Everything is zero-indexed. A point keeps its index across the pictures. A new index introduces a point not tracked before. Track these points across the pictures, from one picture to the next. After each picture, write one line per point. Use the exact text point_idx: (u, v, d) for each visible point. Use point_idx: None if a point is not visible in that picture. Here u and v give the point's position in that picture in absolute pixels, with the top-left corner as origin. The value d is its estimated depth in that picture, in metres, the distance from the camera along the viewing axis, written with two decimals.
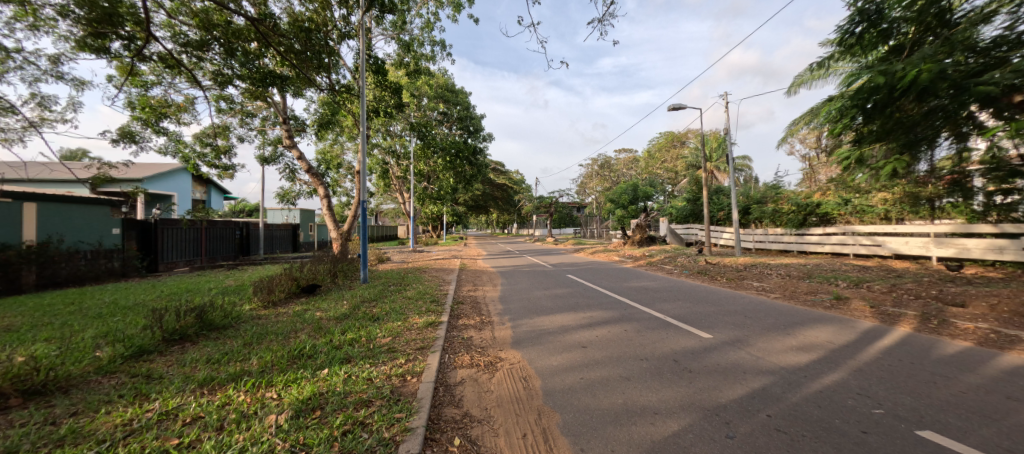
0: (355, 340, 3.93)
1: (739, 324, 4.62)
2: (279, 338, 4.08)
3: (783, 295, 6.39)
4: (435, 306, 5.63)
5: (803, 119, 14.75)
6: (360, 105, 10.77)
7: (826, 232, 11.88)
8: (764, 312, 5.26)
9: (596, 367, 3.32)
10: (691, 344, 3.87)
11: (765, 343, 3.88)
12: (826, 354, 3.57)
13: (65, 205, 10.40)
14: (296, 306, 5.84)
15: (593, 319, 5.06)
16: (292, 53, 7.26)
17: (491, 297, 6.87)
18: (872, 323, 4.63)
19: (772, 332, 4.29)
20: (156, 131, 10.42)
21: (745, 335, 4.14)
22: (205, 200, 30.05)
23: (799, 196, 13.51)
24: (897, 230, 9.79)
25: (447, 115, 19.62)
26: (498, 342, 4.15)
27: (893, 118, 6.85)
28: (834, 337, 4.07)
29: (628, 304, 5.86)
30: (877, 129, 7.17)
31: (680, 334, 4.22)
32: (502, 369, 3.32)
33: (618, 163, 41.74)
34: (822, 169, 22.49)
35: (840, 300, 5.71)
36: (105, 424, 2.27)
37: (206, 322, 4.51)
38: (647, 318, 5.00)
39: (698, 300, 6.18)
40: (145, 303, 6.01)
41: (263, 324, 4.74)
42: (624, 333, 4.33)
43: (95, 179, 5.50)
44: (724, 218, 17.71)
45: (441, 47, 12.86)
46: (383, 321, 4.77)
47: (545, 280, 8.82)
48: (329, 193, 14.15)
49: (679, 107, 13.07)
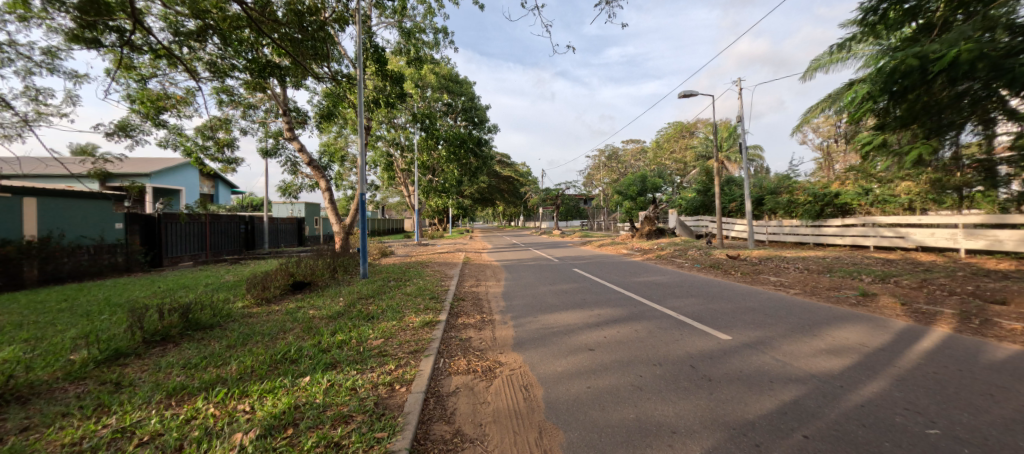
0: (344, 342, 3.65)
1: (759, 323, 4.25)
2: (265, 339, 3.82)
3: (804, 291, 5.98)
4: (434, 304, 5.33)
5: (820, 104, 14.17)
6: (360, 95, 10.46)
7: (845, 224, 11.32)
8: (786, 311, 4.88)
9: (604, 374, 3.00)
10: (710, 346, 3.51)
11: (790, 346, 3.53)
12: (860, 359, 3.20)
13: (65, 200, 10.30)
14: (290, 303, 5.60)
15: (600, 318, 4.73)
16: (291, 41, 7.01)
17: (493, 293, 6.57)
18: (905, 323, 4.24)
19: (796, 332, 3.92)
20: (156, 125, 10.36)
21: (767, 336, 3.77)
22: (212, 195, 30.23)
23: (815, 186, 12.94)
24: (922, 221, 9.29)
25: (450, 106, 19.31)
26: (498, 343, 3.84)
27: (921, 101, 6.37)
28: (866, 339, 3.69)
29: (638, 301, 5.50)
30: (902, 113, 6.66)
31: (696, 333, 3.87)
32: (501, 376, 3.02)
33: (625, 154, 41.00)
34: (837, 158, 21.74)
35: (867, 297, 5.30)
36: (51, 444, 2.02)
37: (192, 322, 4.28)
38: (660, 317, 4.63)
39: (713, 296, 5.79)
40: (139, 299, 5.83)
41: (252, 323, 4.50)
42: (634, 334, 3.99)
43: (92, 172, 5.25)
44: (736, 209, 17.18)
45: (444, 34, 12.50)
46: (377, 320, 4.49)
47: (550, 275, 8.48)
48: (330, 186, 13.94)
49: (692, 94, 12.58)
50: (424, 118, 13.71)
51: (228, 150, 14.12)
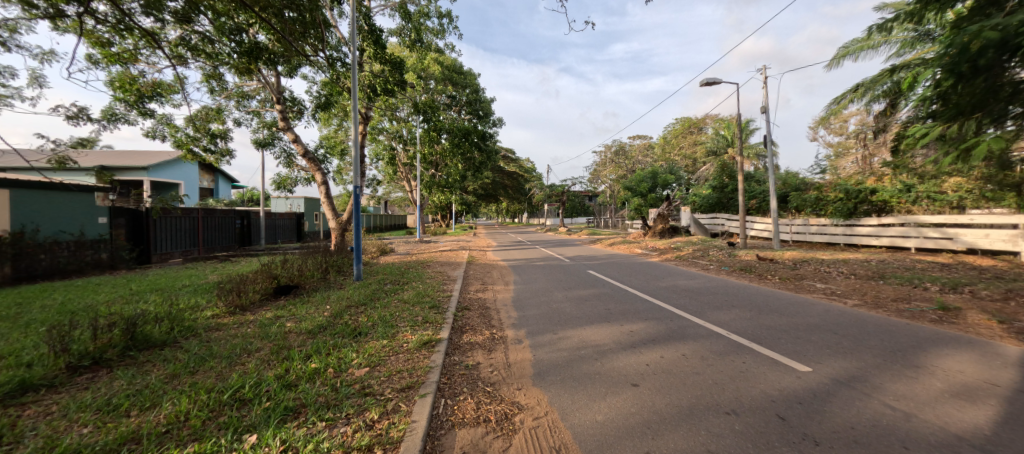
0: (317, 372, 2.84)
1: (837, 348, 3.43)
2: (221, 366, 3.05)
3: (865, 302, 5.12)
4: (434, 316, 4.52)
5: (851, 95, 13.21)
6: (356, 80, 9.67)
7: (882, 223, 10.40)
8: (859, 329, 4.04)
9: (665, 431, 2.18)
10: (792, 385, 2.70)
11: (897, 385, 2.71)
12: (1005, 408, 2.38)
13: (39, 193, 9.54)
14: (268, 312, 4.83)
15: (635, 335, 3.92)
16: (282, 21, 6.30)
17: (503, 301, 5.77)
18: (1019, 349, 3.40)
19: (892, 363, 3.09)
20: (144, 115, 9.79)
21: (858, 370, 2.95)
22: (211, 189, 29.79)
23: (847, 182, 12.01)
24: (974, 221, 8.39)
25: (455, 98, 18.62)
26: (514, 374, 3.03)
27: (987, 86, 5.09)
28: (989, 374, 2.87)
29: (674, 314, 4.68)
30: (964, 101, 5.37)
31: (765, 364, 3.07)
32: (522, 431, 2.21)
33: (633, 149, 39.77)
34: (858, 154, 20.77)
35: (950, 312, 4.43)
36: None
37: (137, 341, 3.50)
38: (708, 335, 3.83)
39: (760, 308, 4.97)
40: (99, 305, 5.09)
41: (215, 340, 3.74)
42: (683, 361, 3.17)
43: (53, 157, 4.38)
44: (755, 206, 16.28)
45: (449, 19, 11.74)
46: (364, 338, 3.70)
47: (564, 278, 7.67)
48: (326, 180, 13.17)
49: (715, 82, 11.66)
50: (426, 108, 12.86)
51: (222, 142, 13.44)
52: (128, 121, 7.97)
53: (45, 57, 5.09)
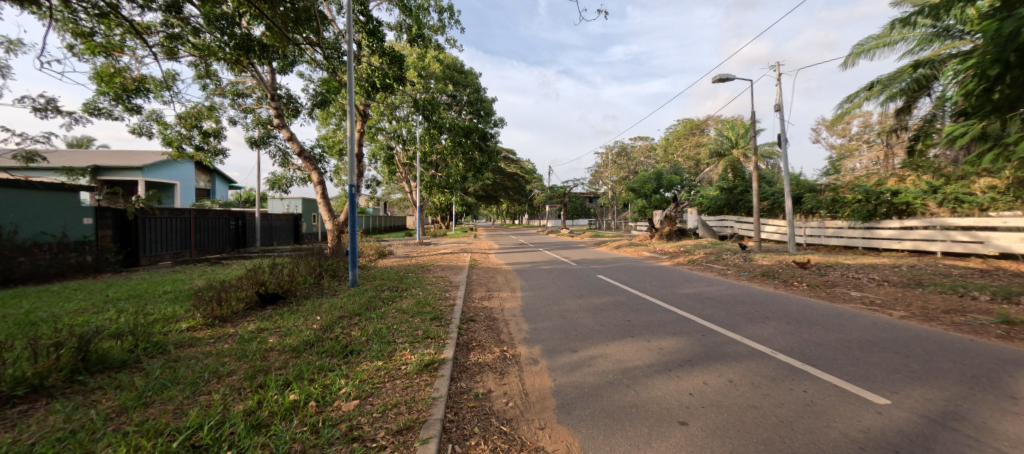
0: (295, 409, 2.31)
1: (910, 373, 2.93)
2: (183, 397, 2.53)
3: (913, 314, 4.62)
4: (436, 330, 4.01)
5: (867, 93, 12.72)
6: (352, 74, 8.93)
7: (904, 226, 9.91)
8: (921, 346, 3.55)
9: None
10: (878, 425, 2.21)
11: (1003, 424, 2.23)
12: None
13: (18, 194, 9.01)
14: (250, 324, 4.33)
15: (667, 354, 3.42)
16: (274, 8, 5.79)
17: (510, 310, 5.28)
18: None
19: (985, 394, 2.59)
20: (130, 110, 9.30)
21: (949, 404, 2.45)
22: (207, 190, 29.23)
23: (866, 183, 11.51)
24: (1006, 224, 7.90)
25: (455, 97, 18.17)
26: (535, 406, 2.52)
27: None
28: None
29: (704, 327, 4.18)
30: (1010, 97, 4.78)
31: (835, 394, 2.56)
32: None
33: (635, 150, 39.20)
34: (865, 156, 20.38)
35: (1016, 327, 3.94)
36: None
37: (89, 364, 2.98)
38: (752, 354, 3.35)
39: (798, 320, 4.47)
40: (65, 315, 4.58)
41: (183, 361, 3.22)
42: (734, 390, 2.66)
43: (17, 153, 3.88)
44: (767, 208, 15.76)
45: (450, 14, 11.29)
46: (356, 358, 3.20)
47: (574, 284, 7.16)
48: (322, 179, 12.65)
49: (729, 78, 11.12)
50: (426, 105, 12.31)
51: (214, 140, 12.95)
52: (111, 116, 7.47)
53: (10, 43, 4.59)
